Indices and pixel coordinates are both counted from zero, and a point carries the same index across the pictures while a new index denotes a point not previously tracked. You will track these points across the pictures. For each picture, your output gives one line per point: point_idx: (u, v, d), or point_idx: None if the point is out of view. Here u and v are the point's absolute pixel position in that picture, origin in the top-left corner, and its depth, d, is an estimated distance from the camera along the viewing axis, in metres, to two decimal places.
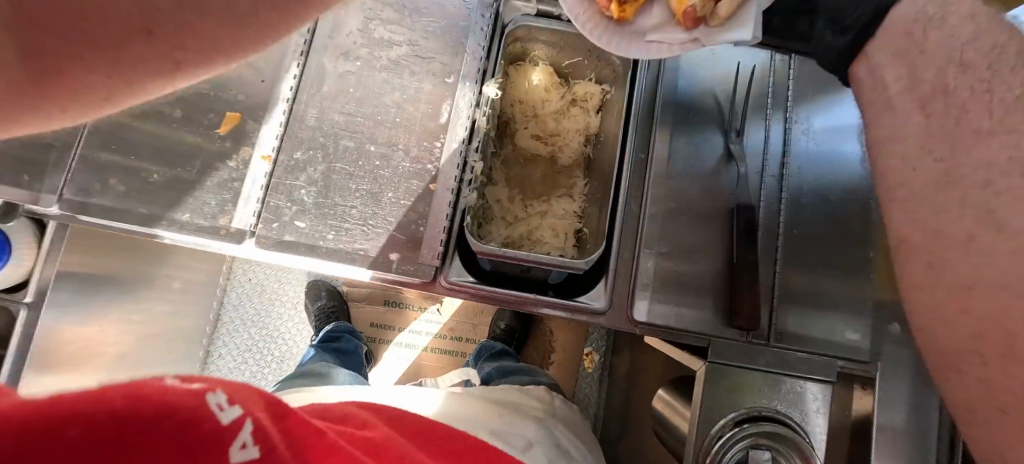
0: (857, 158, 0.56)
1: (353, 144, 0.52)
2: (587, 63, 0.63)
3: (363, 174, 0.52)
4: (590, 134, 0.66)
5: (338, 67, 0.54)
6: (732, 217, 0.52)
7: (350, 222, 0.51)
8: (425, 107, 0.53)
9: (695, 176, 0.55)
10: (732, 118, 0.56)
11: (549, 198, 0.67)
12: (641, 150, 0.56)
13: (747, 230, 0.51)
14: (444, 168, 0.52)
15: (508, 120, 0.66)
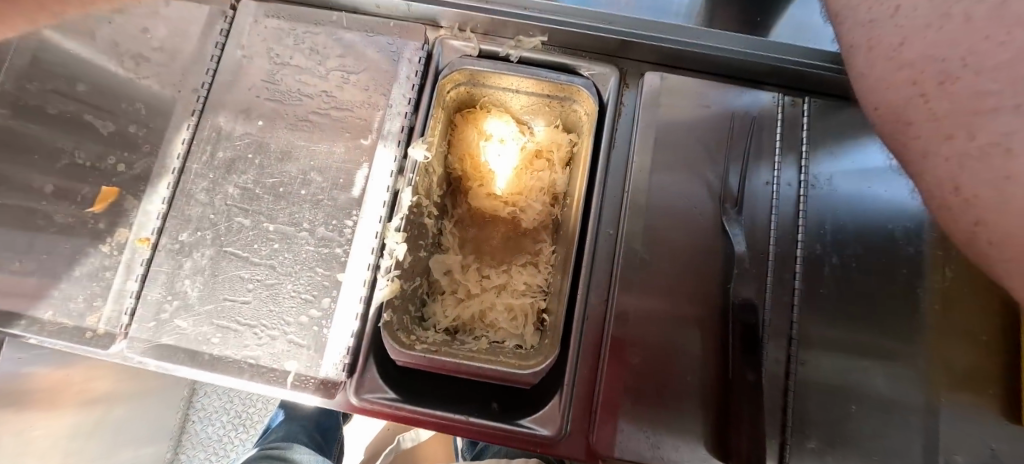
0: (894, 207, 0.43)
1: (248, 223, 0.43)
2: (551, 109, 0.52)
3: (261, 262, 0.42)
4: (554, 191, 0.55)
5: (236, 125, 0.45)
6: (726, 315, 0.40)
7: (240, 324, 0.41)
8: (333, 172, 0.43)
9: (683, 247, 0.42)
10: (726, 179, 0.44)
11: (510, 267, 0.55)
12: (610, 222, 0.45)
13: (745, 335, 0.38)
14: (356, 250, 0.42)
15: (458, 176, 0.56)
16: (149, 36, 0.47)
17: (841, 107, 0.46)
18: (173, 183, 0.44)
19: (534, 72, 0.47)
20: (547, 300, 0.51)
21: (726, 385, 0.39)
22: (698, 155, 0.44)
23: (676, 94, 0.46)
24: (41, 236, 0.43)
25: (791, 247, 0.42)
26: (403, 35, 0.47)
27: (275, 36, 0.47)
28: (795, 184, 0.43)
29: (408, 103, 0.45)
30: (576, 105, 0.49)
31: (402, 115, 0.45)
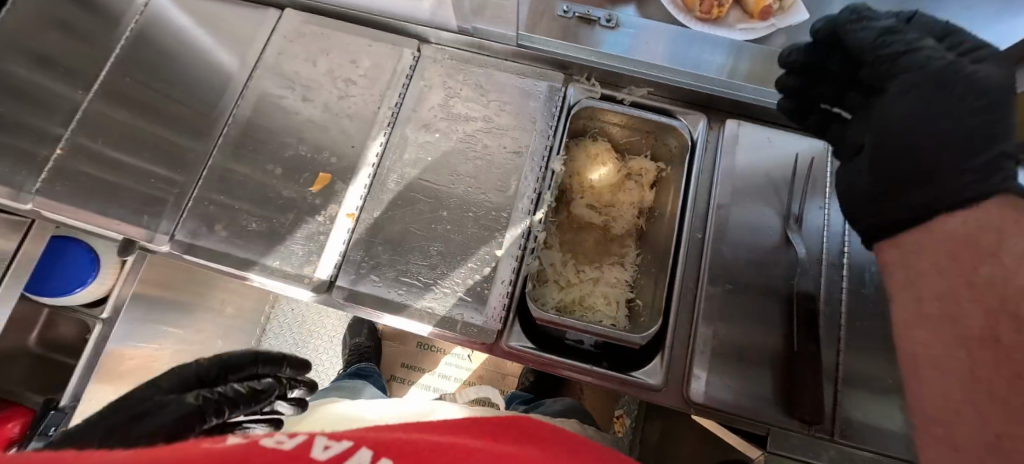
0: None
1: (428, 208, 0.57)
2: (646, 143, 0.67)
3: (437, 237, 0.55)
4: (641, 208, 0.69)
5: (419, 136, 0.60)
6: (793, 304, 0.52)
7: (419, 280, 0.54)
8: (493, 177, 0.58)
9: (758, 252, 0.56)
10: (792, 202, 0.57)
11: (601, 264, 0.68)
12: (698, 230, 0.58)
13: (809, 318, 0.51)
14: (511, 234, 0.55)
15: (565, 189, 0.70)
16: (356, 66, 0.62)
17: None
18: (372, 173, 0.58)
19: (641, 115, 0.62)
20: (634, 292, 0.65)
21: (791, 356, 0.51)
22: (768, 183, 0.58)
23: (753, 138, 0.60)
24: (267, 204, 0.57)
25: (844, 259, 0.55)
26: (547, 79, 0.62)
27: (450, 73, 0.62)
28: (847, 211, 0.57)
29: (551, 129, 0.60)
30: (669, 140, 0.64)
31: (547, 137, 0.59)
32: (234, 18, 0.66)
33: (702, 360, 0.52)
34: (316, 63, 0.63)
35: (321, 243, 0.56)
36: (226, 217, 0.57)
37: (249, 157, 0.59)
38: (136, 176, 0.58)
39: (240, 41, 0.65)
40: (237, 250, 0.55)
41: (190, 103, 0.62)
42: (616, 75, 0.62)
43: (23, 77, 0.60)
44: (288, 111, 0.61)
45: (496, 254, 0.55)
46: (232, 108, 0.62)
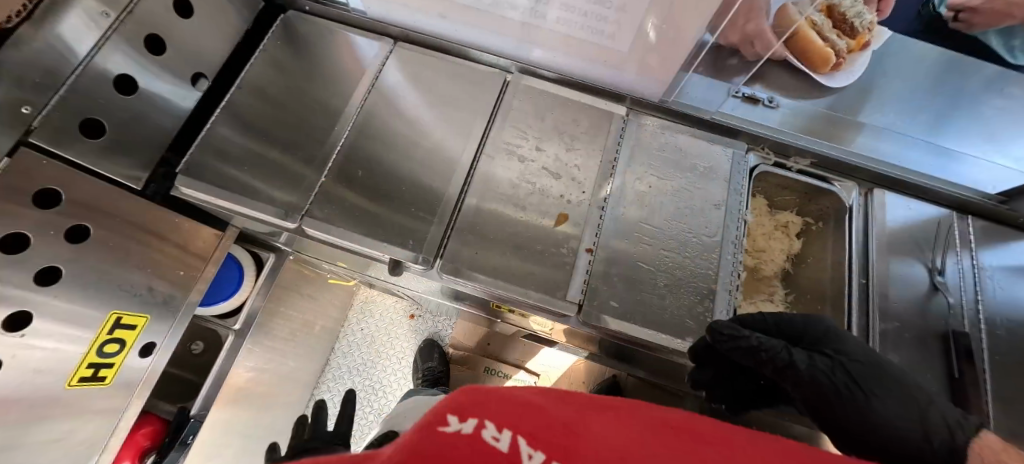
0: None
1: (649, 248, 0.69)
2: (796, 201, 0.81)
3: (663, 272, 0.68)
4: (792, 254, 0.82)
5: (636, 186, 0.72)
6: (949, 341, 0.66)
7: (648, 308, 0.66)
8: (702, 225, 0.70)
9: (913, 299, 0.69)
10: (935, 259, 0.71)
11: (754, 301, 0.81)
12: (862, 276, 0.71)
13: (965, 353, 0.65)
14: (723, 274, 0.68)
15: None
16: (579, 124, 0.75)
17: (995, 226, 0.75)
18: (603, 216, 0.70)
19: (804, 181, 0.77)
20: None
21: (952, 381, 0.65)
22: (914, 242, 0.73)
23: (898, 207, 0.75)
24: (515, 237, 0.68)
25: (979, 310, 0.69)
26: (731, 146, 0.76)
27: (654, 137, 0.76)
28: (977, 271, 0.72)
29: (740, 188, 0.73)
30: (824, 202, 0.78)
31: (739, 194, 0.73)
32: (468, 76, 0.78)
33: None
34: (542, 120, 0.74)
35: (570, 272, 0.66)
36: (484, 246, 0.67)
37: (494, 195, 0.70)
38: (396, 208, 0.69)
39: (473, 96, 0.76)
40: (498, 275, 0.65)
41: (432, 147, 0.73)
42: (786, 147, 0.76)
43: (289, 123, 0.73)
44: (525, 158, 0.71)
45: (713, 289, 0.67)
46: (475, 151, 0.72)
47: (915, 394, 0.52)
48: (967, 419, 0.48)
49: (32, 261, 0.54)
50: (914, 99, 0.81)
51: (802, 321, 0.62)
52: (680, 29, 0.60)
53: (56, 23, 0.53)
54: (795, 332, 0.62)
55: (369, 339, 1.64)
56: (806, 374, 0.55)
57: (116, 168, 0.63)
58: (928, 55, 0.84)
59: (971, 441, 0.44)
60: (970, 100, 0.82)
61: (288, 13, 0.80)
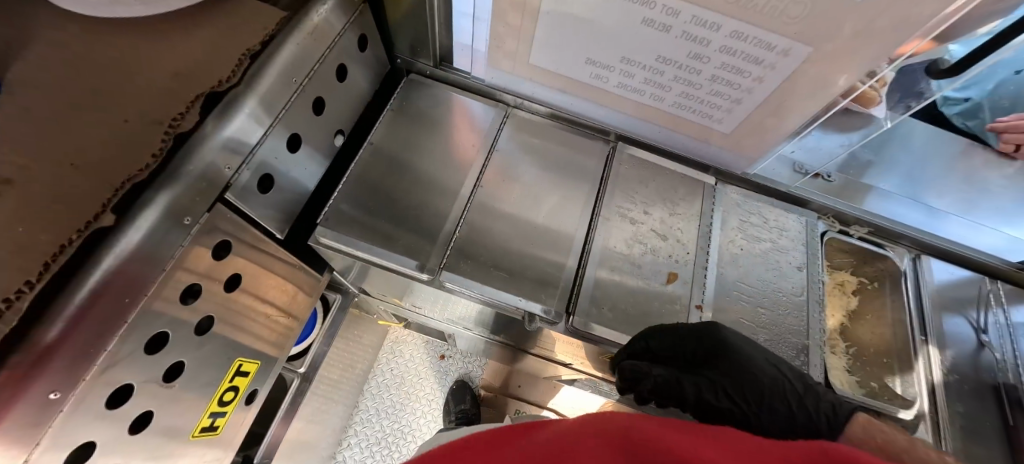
0: None
1: (747, 305, 0.77)
2: (852, 262, 0.92)
3: (763, 328, 0.75)
4: (848, 311, 0.93)
5: (731, 249, 0.81)
6: (1000, 392, 0.78)
7: None
8: (791, 285, 0.79)
9: (965, 353, 0.80)
10: (979, 319, 0.83)
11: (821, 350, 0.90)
12: (923, 334, 0.81)
13: (1014, 403, 0.76)
14: (814, 331, 0.76)
15: None
16: (676, 192, 0.84)
17: (1017, 290, 0.89)
18: (707, 276, 0.78)
19: (866, 247, 0.88)
20: (855, 375, 0.87)
21: (1008, 428, 0.75)
22: (963, 304, 0.84)
23: (937, 272, 0.86)
24: (629, 293, 0.74)
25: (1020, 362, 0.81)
26: (804, 215, 0.87)
27: (739, 205, 0.86)
28: (1010, 327, 0.84)
29: (816, 253, 0.83)
30: (879, 264, 0.89)
31: (817, 258, 0.83)
32: (573, 144, 0.87)
33: (956, 433, 0.73)
34: (645, 186, 0.84)
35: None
36: (607, 302, 0.73)
37: (604, 254, 0.76)
38: (522, 264, 0.74)
39: (581, 163, 0.86)
40: (622, 329, 0.71)
41: (543, 207, 0.80)
42: (848, 217, 0.88)
43: (415, 185, 0.79)
44: (635, 221, 0.80)
45: (806, 344, 0.75)
46: (587, 214, 0.80)
47: (795, 401, 0.59)
48: (839, 402, 0.58)
49: (202, 309, 0.62)
50: (911, 172, 0.88)
51: (694, 331, 0.68)
52: (787, 117, 0.71)
53: (256, 94, 0.60)
54: (694, 343, 0.67)
55: (398, 381, 1.55)
56: (695, 397, 0.62)
57: (267, 220, 0.69)
58: (916, 133, 0.92)
59: (847, 421, 0.55)
60: (954, 174, 0.90)
61: (411, 76, 0.90)
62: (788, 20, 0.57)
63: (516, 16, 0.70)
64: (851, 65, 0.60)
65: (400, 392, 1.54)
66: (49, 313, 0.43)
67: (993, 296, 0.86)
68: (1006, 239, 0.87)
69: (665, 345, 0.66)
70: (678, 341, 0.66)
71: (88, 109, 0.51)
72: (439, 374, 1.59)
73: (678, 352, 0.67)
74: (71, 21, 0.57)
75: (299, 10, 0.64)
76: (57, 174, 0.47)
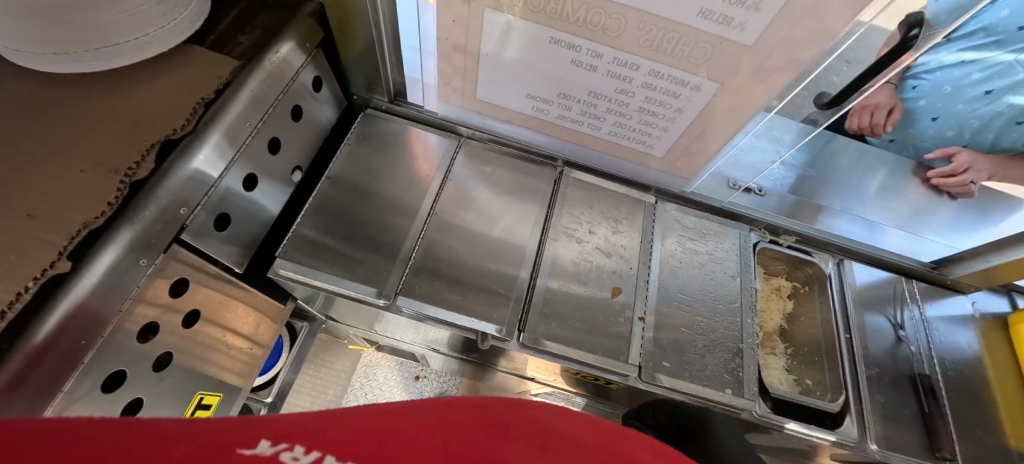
0: (964, 342, 0.94)
1: (687, 314, 0.83)
2: (785, 268, 0.99)
3: (702, 335, 0.81)
4: (785, 314, 1.00)
5: (671, 262, 0.87)
6: (916, 382, 0.85)
7: (694, 363, 0.78)
8: (726, 293, 0.86)
9: (884, 347, 0.88)
10: (897, 316, 0.92)
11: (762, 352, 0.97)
12: (846, 332, 0.89)
13: (928, 391, 0.84)
14: (747, 334, 0.83)
15: None
16: (619, 211, 0.91)
17: (930, 286, 0.98)
18: (648, 289, 0.83)
19: (794, 254, 0.96)
20: (793, 374, 0.93)
21: (924, 415, 0.83)
22: (881, 303, 0.93)
23: (858, 275, 0.95)
24: (576, 308, 0.79)
25: (931, 353, 0.89)
26: (737, 228, 0.95)
27: (678, 221, 0.93)
28: (923, 322, 0.93)
29: (749, 262, 0.91)
30: (808, 269, 0.97)
31: (750, 267, 0.90)
32: (522, 170, 0.93)
33: (877, 422, 0.80)
34: (590, 207, 0.90)
35: (628, 338, 0.78)
36: (556, 318, 0.77)
37: (551, 272, 0.81)
38: (475, 285, 0.78)
39: (530, 187, 0.91)
40: (571, 343, 0.76)
41: (494, 230, 0.85)
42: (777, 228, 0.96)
43: (373, 215, 0.83)
44: (581, 240, 0.86)
45: (741, 347, 0.81)
46: (537, 235, 0.85)
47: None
48: None
49: (162, 344, 0.64)
50: (859, 190, 0.96)
51: (689, 411, 0.67)
52: (709, 141, 0.78)
53: (212, 138, 0.63)
54: (689, 422, 0.66)
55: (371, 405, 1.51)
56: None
57: (227, 256, 0.71)
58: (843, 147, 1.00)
59: None
60: (898, 191, 0.98)
61: (368, 111, 0.95)
62: (695, 60, 0.64)
63: (460, 58, 0.76)
64: (753, 98, 0.68)
65: None
66: (8, 357, 0.45)
67: (907, 293, 0.95)
68: (947, 248, 0.97)
69: (664, 417, 0.66)
70: (672, 417, 0.66)
71: (44, 159, 0.54)
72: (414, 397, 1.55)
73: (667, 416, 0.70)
74: (27, 75, 0.60)
75: (254, 57, 0.69)
76: (15, 223, 0.49)
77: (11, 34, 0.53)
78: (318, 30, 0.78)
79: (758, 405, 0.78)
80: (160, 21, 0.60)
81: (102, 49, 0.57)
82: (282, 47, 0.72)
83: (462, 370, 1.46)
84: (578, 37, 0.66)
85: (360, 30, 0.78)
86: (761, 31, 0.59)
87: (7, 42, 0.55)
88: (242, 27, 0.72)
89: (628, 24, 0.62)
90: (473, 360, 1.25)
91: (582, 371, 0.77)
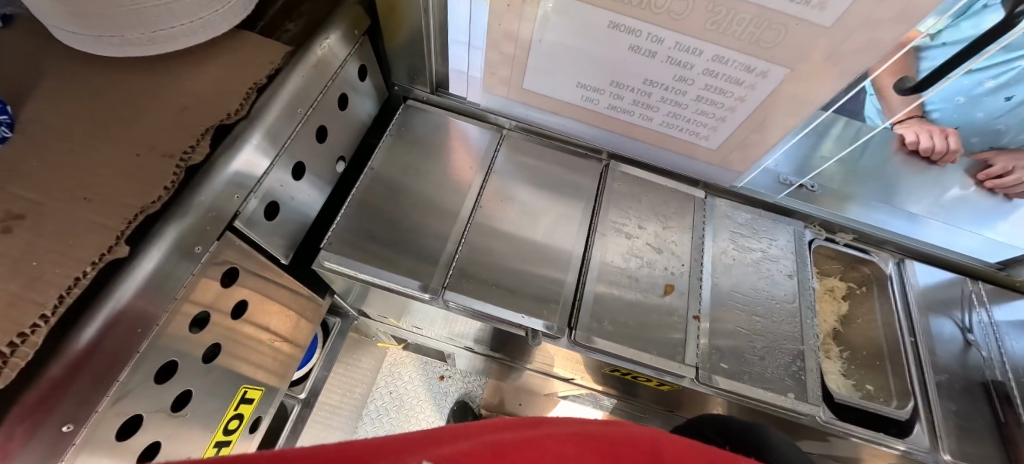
0: None
1: (745, 314, 0.79)
2: (839, 268, 0.95)
3: (760, 336, 0.77)
4: (840, 315, 0.95)
5: (724, 260, 0.84)
6: (988, 389, 0.81)
7: (753, 367, 0.74)
8: (783, 293, 0.82)
9: (951, 352, 0.84)
10: (965, 319, 0.87)
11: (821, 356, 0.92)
12: (910, 335, 0.84)
13: (1002, 399, 0.80)
14: (808, 336, 0.78)
15: None
16: (668, 206, 0.88)
17: (998, 289, 0.92)
18: (702, 288, 0.80)
19: (853, 253, 0.91)
20: (852, 379, 0.89)
21: (1000, 425, 0.78)
22: (947, 306, 0.88)
23: (919, 276, 0.90)
24: (625, 306, 0.76)
25: (1005, 359, 0.84)
26: (791, 225, 0.90)
27: (729, 217, 0.89)
28: (993, 326, 0.88)
29: (805, 260, 0.86)
30: (866, 269, 0.92)
31: (806, 266, 0.86)
32: (567, 163, 0.90)
33: (950, 430, 0.75)
34: (638, 201, 0.87)
35: (684, 339, 0.75)
36: (608, 316, 0.75)
37: (598, 268, 0.78)
38: (522, 280, 0.76)
39: (575, 181, 0.88)
40: (624, 342, 0.72)
41: (540, 224, 0.82)
42: (834, 225, 0.91)
43: (417, 207, 0.81)
44: (630, 235, 0.83)
45: (802, 349, 0.77)
46: (584, 231, 0.82)
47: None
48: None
49: (211, 336, 0.62)
50: (896, 183, 0.91)
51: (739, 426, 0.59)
52: (769, 133, 0.74)
53: (263, 124, 0.62)
54: (739, 439, 0.58)
55: (396, 404, 1.51)
56: None
57: (273, 247, 0.70)
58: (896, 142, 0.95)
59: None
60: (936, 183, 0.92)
61: (409, 102, 0.93)
62: (764, 45, 0.61)
63: (510, 45, 0.73)
64: (824, 85, 0.64)
65: (399, 416, 1.50)
66: (66, 343, 0.43)
67: (976, 296, 0.89)
68: (983, 242, 0.90)
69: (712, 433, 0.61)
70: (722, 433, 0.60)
71: (99, 143, 0.53)
72: (439, 397, 1.55)
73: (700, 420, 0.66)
74: (82, 59, 0.59)
75: (303, 43, 0.67)
76: (73, 207, 0.48)
77: (68, 16, 0.51)
78: (364, 18, 0.77)
79: (823, 411, 0.74)
80: (214, 5, 0.59)
81: (157, 32, 0.56)
82: (331, 34, 0.70)
83: (489, 370, 1.44)
84: (639, 22, 0.63)
85: (407, 16, 0.76)
86: (842, 12, 0.55)
87: (63, 25, 0.53)
88: (290, 13, 0.71)
89: (696, 5, 0.59)
90: (500, 358, 1.23)
91: (634, 371, 0.74)
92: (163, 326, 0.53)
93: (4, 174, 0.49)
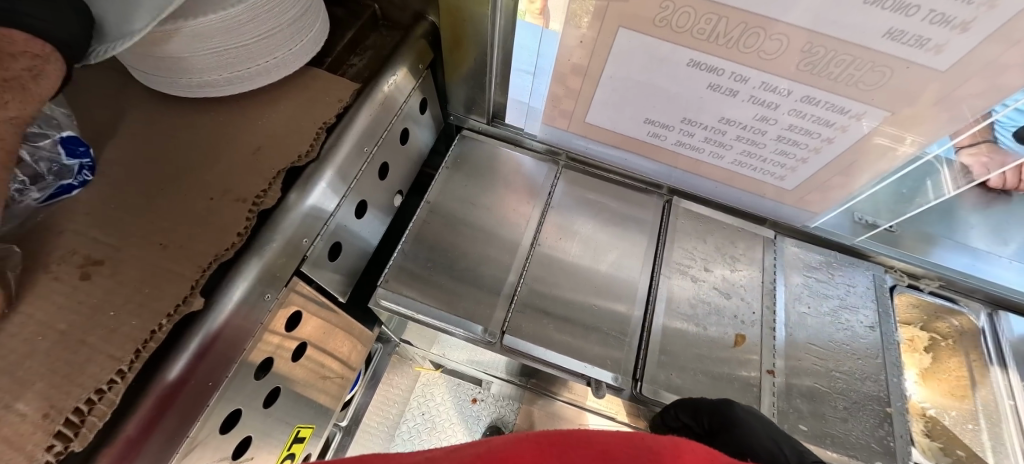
0: None
1: (824, 370, 0.73)
2: (921, 317, 0.89)
3: (841, 394, 0.71)
4: (921, 369, 0.93)
5: (798, 307, 0.78)
6: None
7: (837, 432, 0.68)
8: (864, 346, 0.76)
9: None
10: None
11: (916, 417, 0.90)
12: (1010, 397, 0.78)
13: None
14: (894, 396, 0.72)
15: None
16: (735, 246, 0.83)
17: None
18: (776, 339, 0.75)
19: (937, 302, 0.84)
20: (936, 440, 0.87)
21: None
22: None
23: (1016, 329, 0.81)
24: (689, 356, 0.72)
25: None
26: (869, 269, 0.84)
27: (801, 261, 0.83)
28: None
29: (888, 309, 0.80)
30: (952, 321, 0.86)
31: (889, 317, 0.79)
32: (627, 198, 0.87)
33: None
34: (704, 241, 0.83)
35: (757, 393, 0.70)
36: (674, 366, 0.70)
37: (657, 313, 0.74)
38: (585, 323, 0.72)
39: (637, 216, 0.85)
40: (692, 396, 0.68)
41: (598, 264, 0.78)
42: (917, 272, 0.84)
43: (476, 242, 0.79)
44: (696, 278, 0.79)
45: (888, 412, 0.71)
46: (648, 271, 0.79)
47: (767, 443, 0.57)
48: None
49: (273, 379, 0.62)
50: (980, 221, 0.82)
51: (710, 405, 0.63)
52: (856, 176, 0.69)
53: (332, 164, 0.61)
54: (710, 418, 0.62)
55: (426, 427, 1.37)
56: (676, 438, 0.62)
57: (334, 285, 0.69)
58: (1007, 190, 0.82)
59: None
60: (1015, 222, 0.82)
61: (464, 132, 0.92)
62: (864, 87, 0.56)
63: (577, 80, 0.70)
64: (927, 128, 0.59)
65: (429, 442, 1.34)
66: (140, 399, 0.43)
67: None
68: None
69: (688, 416, 0.63)
70: (697, 415, 0.62)
71: (173, 186, 0.52)
72: (472, 423, 1.38)
73: (694, 412, 0.63)
74: (158, 99, 0.59)
75: (370, 81, 0.67)
76: (149, 254, 0.48)
77: (153, 59, 0.52)
78: (428, 51, 0.76)
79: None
80: (289, 44, 0.58)
81: (236, 73, 0.56)
82: (396, 71, 0.69)
83: (523, 397, 1.38)
84: (722, 60, 0.59)
85: (472, 48, 0.75)
86: (962, 55, 0.49)
87: (148, 67, 0.54)
88: (355, 47, 0.71)
89: (791, 45, 0.54)
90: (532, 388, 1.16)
91: None
92: (230, 379, 0.53)
93: (86, 219, 0.49)
